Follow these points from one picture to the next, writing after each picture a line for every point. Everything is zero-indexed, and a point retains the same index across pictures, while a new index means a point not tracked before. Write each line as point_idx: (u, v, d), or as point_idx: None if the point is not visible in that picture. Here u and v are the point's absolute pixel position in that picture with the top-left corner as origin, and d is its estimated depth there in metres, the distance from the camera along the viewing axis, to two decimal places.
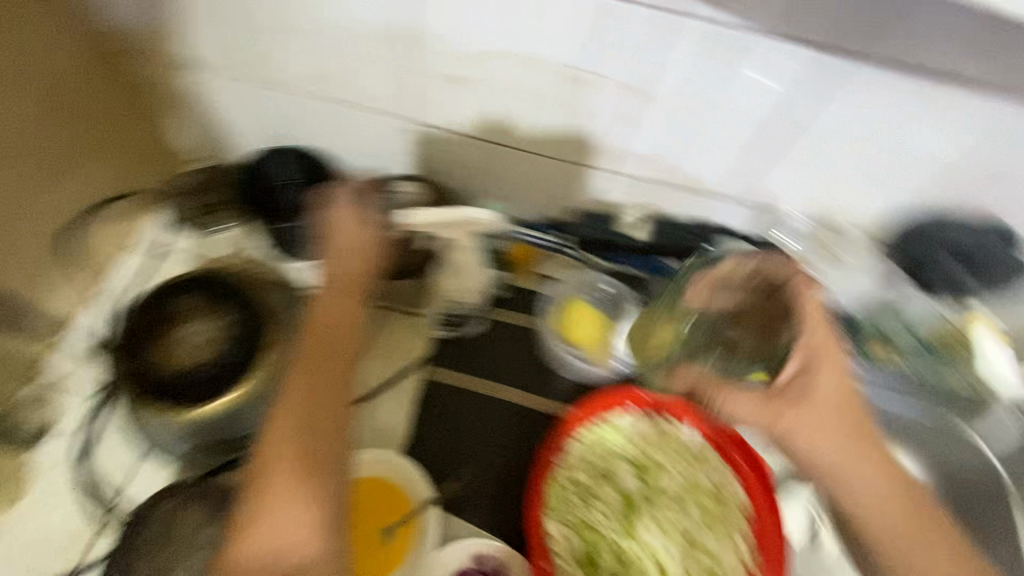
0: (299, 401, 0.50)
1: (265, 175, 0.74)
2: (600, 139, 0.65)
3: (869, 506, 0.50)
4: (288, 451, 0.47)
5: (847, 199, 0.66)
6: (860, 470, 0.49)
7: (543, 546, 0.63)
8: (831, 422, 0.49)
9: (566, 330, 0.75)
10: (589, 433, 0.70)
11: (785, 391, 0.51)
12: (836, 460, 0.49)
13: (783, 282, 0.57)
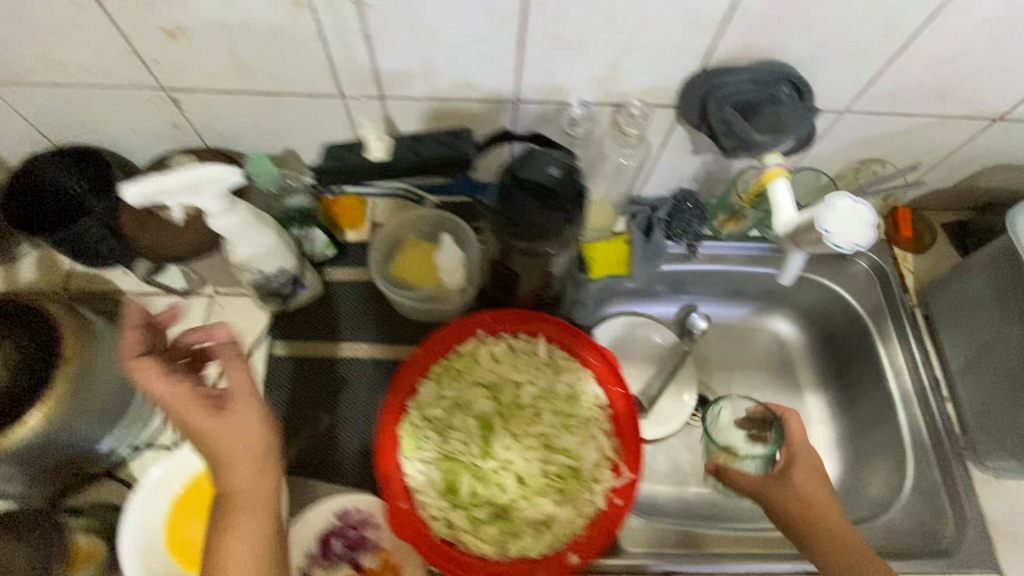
0: (241, 516, 0.49)
1: (49, 180, 0.71)
2: (358, 66, 0.61)
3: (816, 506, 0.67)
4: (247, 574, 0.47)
5: (625, 75, 0.62)
6: (814, 489, 0.69)
7: (400, 486, 0.63)
8: (811, 469, 0.71)
9: (402, 269, 0.73)
10: (438, 367, 0.71)
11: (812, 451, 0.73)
12: (802, 488, 0.69)
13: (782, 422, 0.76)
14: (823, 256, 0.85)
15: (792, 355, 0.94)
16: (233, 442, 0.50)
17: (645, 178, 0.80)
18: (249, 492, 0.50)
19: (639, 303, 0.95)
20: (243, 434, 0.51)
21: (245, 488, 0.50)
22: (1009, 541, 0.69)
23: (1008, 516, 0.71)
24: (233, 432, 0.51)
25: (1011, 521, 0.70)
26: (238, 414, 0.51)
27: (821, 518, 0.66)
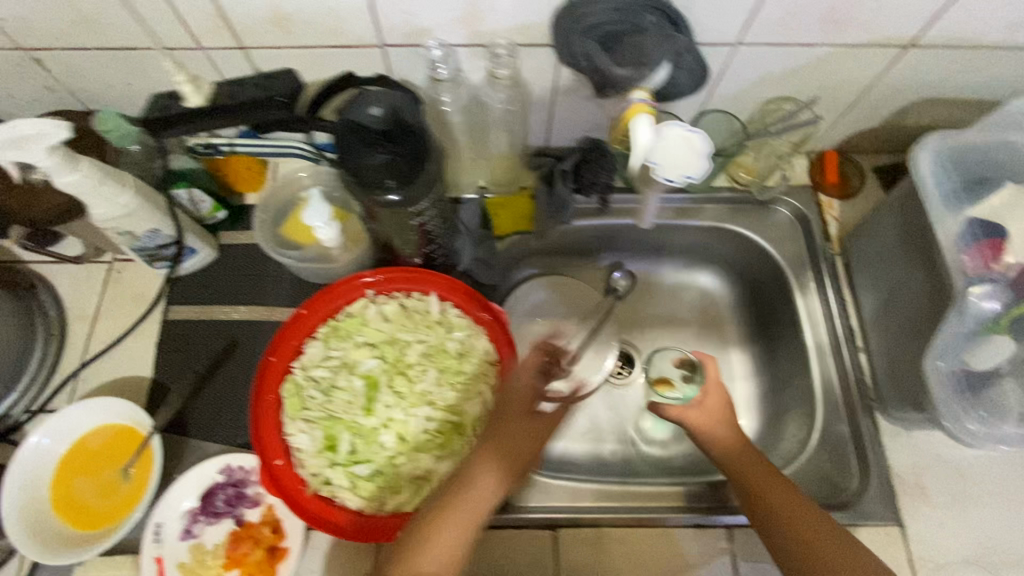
0: (489, 471, 0.56)
1: None
2: (204, 14, 0.58)
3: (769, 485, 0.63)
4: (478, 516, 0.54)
5: (486, 12, 0.58)
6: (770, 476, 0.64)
7: (279, 442, 0.64)
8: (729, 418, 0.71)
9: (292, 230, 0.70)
10: (324, 327, 0.69)
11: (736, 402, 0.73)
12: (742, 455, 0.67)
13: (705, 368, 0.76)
14: (740, 205, 0.82)
15: (719, 310, 0.91)
16: (512, 413, 0.60)
17: (547, 128, 0.77)
18: (507, 453, 0.58)
19: (561, 260, 0.93)
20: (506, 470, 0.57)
21: (522, 449, 0.59)
22: (912, 491, 0.67)
23: (913, 466, 0.69)
24: (508, 413, 0.61)
25: (917, 471, 0.68)
26: (525, 400, 0.61)
27: (765, 474, 0.64)
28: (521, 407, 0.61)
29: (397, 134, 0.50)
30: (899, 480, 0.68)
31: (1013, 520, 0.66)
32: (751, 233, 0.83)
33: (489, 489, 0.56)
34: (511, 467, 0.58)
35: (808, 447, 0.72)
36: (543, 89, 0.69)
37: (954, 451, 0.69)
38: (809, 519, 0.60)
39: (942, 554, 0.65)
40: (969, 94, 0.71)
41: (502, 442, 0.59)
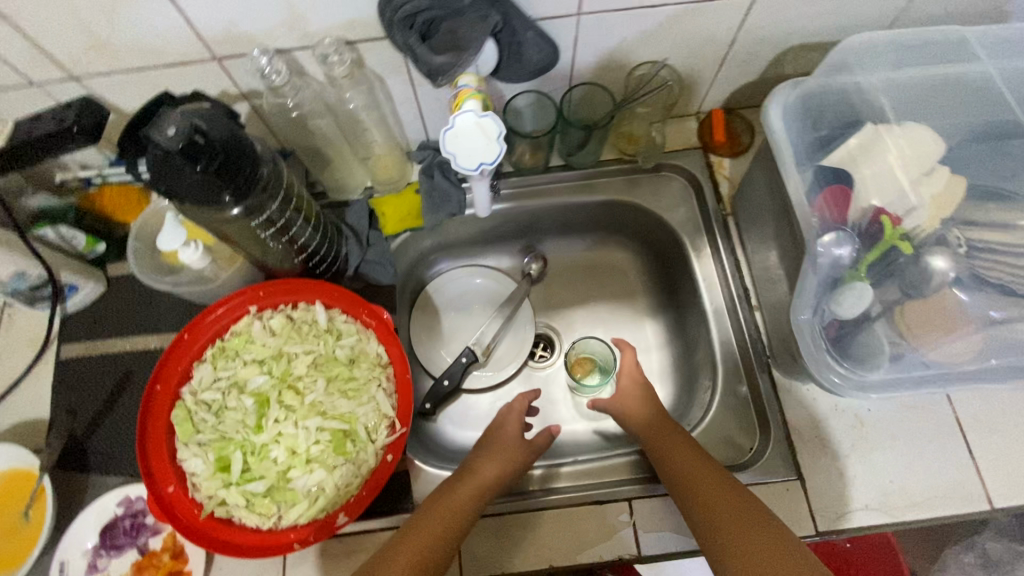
0: (494, 457, 0.67)
1: None
2: (21, 49, 0.57)
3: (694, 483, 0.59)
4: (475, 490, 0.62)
5: (305, 13, 0.57)
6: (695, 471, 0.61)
7: (170, 469, 0.64)
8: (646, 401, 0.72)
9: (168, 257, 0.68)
10: (212, 349, 0.69)
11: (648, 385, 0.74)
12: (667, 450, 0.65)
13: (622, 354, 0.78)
14: (631, 175, 0.81)
15: (631, 283, 0.90)
16: (510, 429, 0.72)
17: (419, 120, 0.76)
18: (509, 450, 0.68)
19: (470, 251, 0.92)
20: (511, 458, 0.68)
21: (517, 451, 0.69)
22: (813, 444, 0.67)
23: (813, 418, 0.68)
24: (502, 434, 0.72)
25: (816, 423, 0.68)
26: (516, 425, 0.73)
27: (697, 470, 0.61)
28: (514, 429, 0.73)
29: (207, 149, 0.50)
30: (799, 434, 0.68)
31: (912, 459, 0.66)
32: (647, 203, 0.81)
33: (491, 472, 0.65)
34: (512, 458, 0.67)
35: (712, 411, 0.72)
36: (397, 82, 0.68)
37: (852, 400, 0.69)
38: (721, 489, 0.58)
39: (845, 504, 0.65)
40: (830, 36, 0.70)
41: (505, 445, 0.69)
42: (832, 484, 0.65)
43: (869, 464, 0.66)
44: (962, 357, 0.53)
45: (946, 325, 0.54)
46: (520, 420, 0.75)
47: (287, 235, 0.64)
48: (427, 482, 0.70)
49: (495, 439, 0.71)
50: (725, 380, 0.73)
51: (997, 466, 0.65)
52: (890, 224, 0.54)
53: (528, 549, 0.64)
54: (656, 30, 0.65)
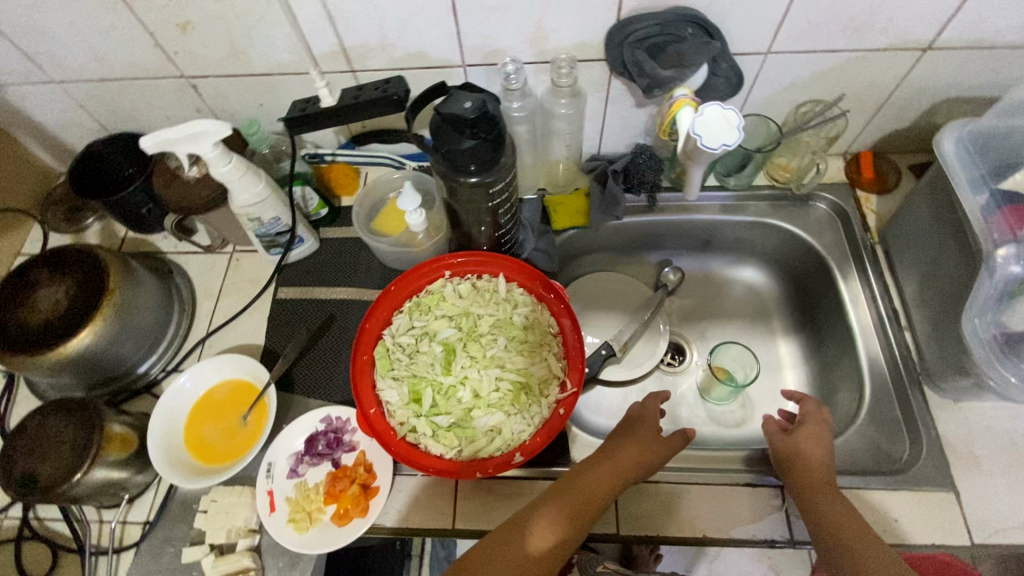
0: (630, 454, 0.68)
1: (104, 159, 0.85)
2: (329, 45, 0.74)
3: (846, 532, 0.60)
4: (598, 491, 0.64)
5: (549, 34, 0.71)
6: (848, 524, 0.60)
7: (371, 395, 0.73)
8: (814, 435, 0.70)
9: (385, 225, 0.83)
10: (410, 303, 0.81)
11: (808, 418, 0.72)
12: (817, 492, 0.64)
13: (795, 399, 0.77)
14: (778, 200, 0.90)
15: (764, 304, 0.96)
16: (646, 427, 0.72)
17: (599, 135, 0.89)
18: (648, 448, 0.69)
19: (613, 258, 1.02)
20: (642, 460, 0.68)
21: (649, 450, 0.69)
22: (968, 461, 0.69)
23: (965, 436, 0.70)
24: (638, 431, 0.72)
25: (969, 440, 0.70)
26: (650, 425, 0.73)
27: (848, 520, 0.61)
28: (651, 428, 0.72)
29: (492, 120, 0.62)
30: (950, 448, 0.70)
31: None
32: (793, 228, 0.89)
33: (626, 464, 0.67)
34: (644, 459, 0.68)
35: (856, 418, 0.77)
36: (596, 98, 0.81)
37: (1004, 423, 0.71)
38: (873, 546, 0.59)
39: (1002, 520, 0.66)
40: (990, 93, 0.78)
41: (639, 442, 0.69)
42: (987, 498, 0.67)
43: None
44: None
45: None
46: (655, 420, 0.74)
47: (499, 212, 0.76)
48: (581, 445, 0.78)
49: (632, 434, 0.71)
50: (872, 392, 0.76)
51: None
52: None
53: (678, 515, 0.69)
54: (830, 71, 0.76)
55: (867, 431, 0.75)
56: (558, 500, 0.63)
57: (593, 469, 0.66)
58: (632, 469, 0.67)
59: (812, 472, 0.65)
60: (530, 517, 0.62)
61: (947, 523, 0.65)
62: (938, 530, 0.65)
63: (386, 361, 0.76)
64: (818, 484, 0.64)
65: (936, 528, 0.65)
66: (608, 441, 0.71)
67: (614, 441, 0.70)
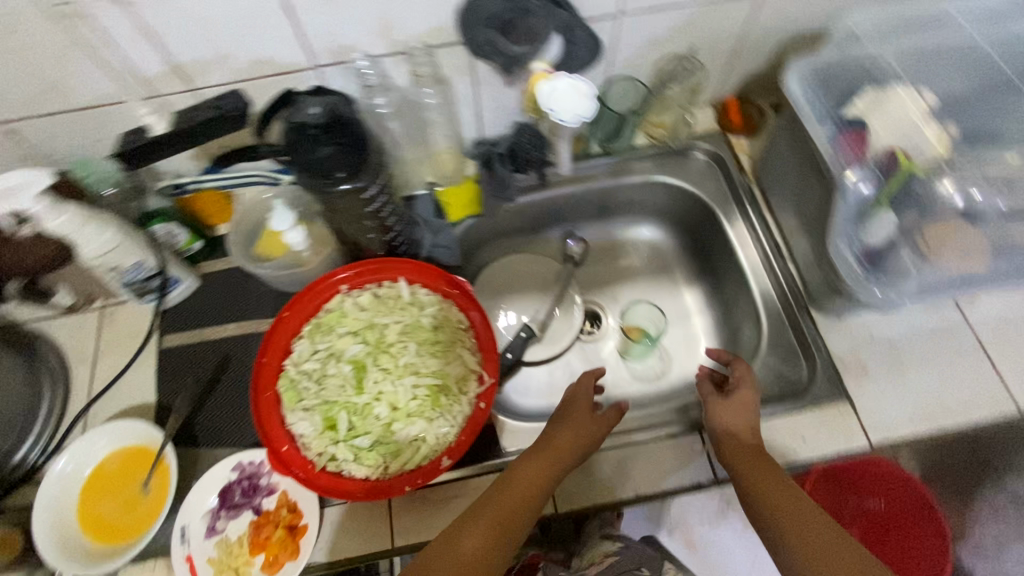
0: (563, 439, 0.66)
1: None
2: (157, 64, 0.67)
3: (774, 484, 0.58)
4: (534, 485, 0.61)
5: (396, 23, 0.68)
6: (774, 475, 0.59)
7: (282, 432, 0.70)
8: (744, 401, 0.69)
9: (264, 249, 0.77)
10: (309, 326, 0.76)
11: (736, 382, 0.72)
12: (746, 457, 0.62)
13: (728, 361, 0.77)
14: (660, 157, 0.92)
15: (666, 258, 1.00)
16: (579, 407, 0.71)
17: (477, 119, 0.87)
18: (581, 429, 0.68)
19: (517, 239, 1.01)
20: (575, 441, 0.67)
21: (583, 431, 0.68)
22: (857, 370, 0.74)
23: (853, 348, 0.76)
24: (571, 412, 0.71)
25: (856, 351, 0.76)
26: (584, 404, 0.72)
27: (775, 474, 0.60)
28: (584, 407, 0.72)
29: (341, 125, 0.61)
30: (841, 362, 0.75)
31: (945, 375, 0.74)
32: (678, 182, 0.92)
33: (562, 451, 0.65)
34: (579, 440, 0.67)
35: (759, 351, 0.81)
36: (464, 81, 0.79)
37: (882, 330, 0.77)
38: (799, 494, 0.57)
39: (891, 417, 0.72)
40: (825, 27, 0.83)
41: (574, 424, 0.69)
42: (877, 399, 0.73)
43: (908, 380, 0.74)
44: (988, 269, 0.64)
45: (966, 240, 0.64)
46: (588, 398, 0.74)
47: (382, 216, 0.73)
48: (511, 433, 0.76)
49: (568, 419, 0.70)
50: (771, 325, 0.81)
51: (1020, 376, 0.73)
52: (903, 159, 0.64)
53: (611, 479, 0.70)
54: (682, 26, 0.77)
55: (770, 361, 0.80)
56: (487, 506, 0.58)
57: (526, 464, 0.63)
58: (568, 454, 0.65)
59: (741, 443, 0.65)
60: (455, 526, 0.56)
61: (846, 431, 0.71)
62: (840, 440, 0.71)
63: (292, 393, 0.71)
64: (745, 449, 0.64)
65: (838, 437, 0.71)
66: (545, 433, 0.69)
67: (548, 428, 0.69)
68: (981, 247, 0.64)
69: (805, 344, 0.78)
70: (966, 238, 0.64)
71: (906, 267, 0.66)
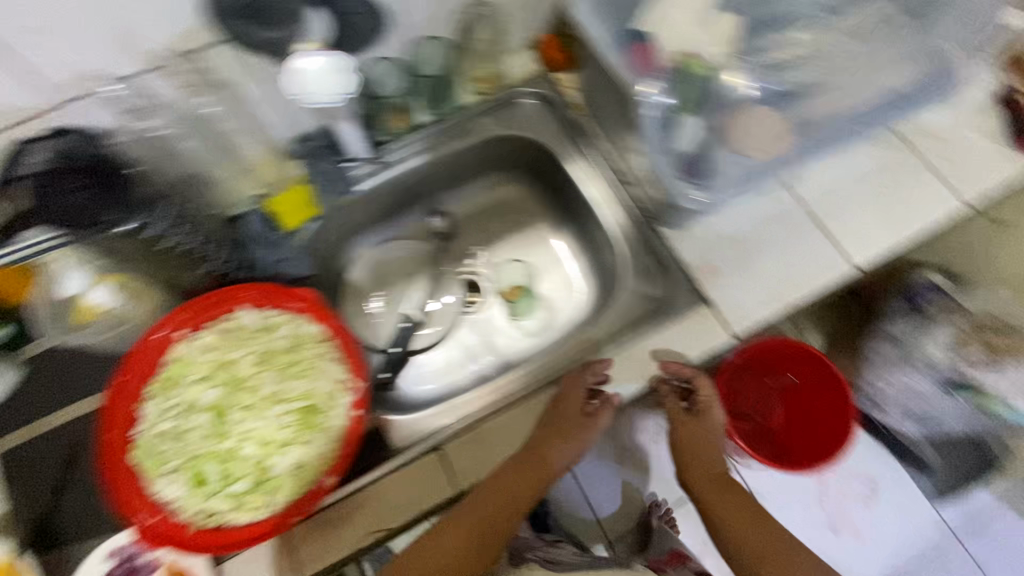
0: (549, 447, 0.69)
1: None
2: None
3: (733, 513, 0.76)
4: (508, 505, 0.67)
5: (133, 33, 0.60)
6: (735, 504, 0.77)
7: (146, 505, 0.64)
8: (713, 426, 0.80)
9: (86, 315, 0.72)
10: (154, 384, 0.69)
11: (699, 401, 0.78)
12: (715, 487, 0.78)
13: (693, 388, 0.77)
14: (490, 110, 0.90)
15: (529, 209, 0.99)
16: (569, 407, 0.71)
17: (284, 116, 0.81)
18: (563, 436, 0.70)
19: (376, 228, 0.96)
20: (557, 450, 0.70)
21: (564, 437, 0.70)
22: (712, 271, 0.77)
23: (701, 252, 0.78)
24: (558, 414, 0.71)
25: (705, 254, 0.78)
26: (575, 406, 0.71)
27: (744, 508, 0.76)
28: (574, 408, 0.71)
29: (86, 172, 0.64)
30: (693, 269, 0.77)
31: (786, 253, 0.78)
32: (514, 131, 0.90)
33: (546, 462, 0.69)
34: (561, 449, 0.70)
35: (623, 277, 0.83)
36: (249, 80, 0.73)
37: (727, 227, 0.79)
38: (755, 520, 0.75)
39: (746, 306, 0.76)
40: None
41: (561, 431, 0.70)
42: (728, 291, 0.76)
43: (754, 268, 0.77)
44: (788, 149, 0.67)
45: (763, 127, 0.66)
46: (581, 395, 0.72)
47: None
48: (402, 427, 0.75)
49: (556, 414, 0.71)
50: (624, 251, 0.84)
51: (846, 238, 0.78)
52: (692, 63, 0.65)
53: (503, 443, 0.71)
54: None
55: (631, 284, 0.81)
56: (460, 515, 0.67)
57: (503, 475, 0.68)
58: (549, 464, 0.69)
59: (704, 467, 0.79)
60: (428, 538, 0.67)
61: (703, 329, 0.75)
62: (699, 338, 0.75)
63: (149, 460, 0.66)
64: (726, 489, 0.78)
65: (698, 339, 0.75)
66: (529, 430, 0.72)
67: (535, 428, 0.72)
68: (780, 131, 0.67)
69: (656, 259, 0.81)
70: (761, 126, 0.67)
71: (717, 172, 0.68)
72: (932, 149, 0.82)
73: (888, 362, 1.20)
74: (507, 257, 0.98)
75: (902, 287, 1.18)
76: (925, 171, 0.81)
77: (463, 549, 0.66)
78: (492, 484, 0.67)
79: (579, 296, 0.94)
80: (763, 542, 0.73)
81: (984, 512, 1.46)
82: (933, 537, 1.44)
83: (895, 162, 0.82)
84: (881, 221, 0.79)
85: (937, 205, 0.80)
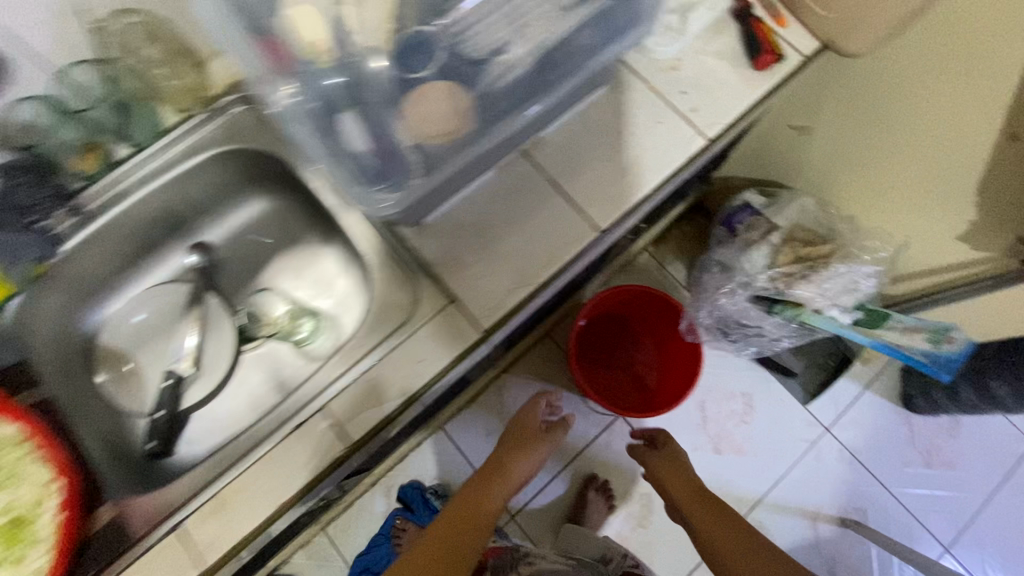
0: (520, 458, 1.10)
1: None
2: None
3: (708, 522, 0.99)
4: (490, 497, 0.99)
5: None
6: (710, 513, 1.01)
7: None
8: (679, 464, 1.14)
9: None
10: None
11: (659, 435, 1.21)
12: (694, 505, 1.05)
13: (652, 433, 1.24)
14: (197, 125, 0.80)
15: (293, 225, 0.90)
16: (527, 429, 1.16)
17: None
18: (530, 449, 1.12)
19: (122, 281, 0.86)
20: (526, 460, 1.11)
21: (530, 448, 1.12)
22: (456, 264, 0.71)
23: (443, 245, 0.72)
24: (525, 432, 1.15)
25: (445, 246, 0.72)
26: (530, 429, 1.16)
27: (700, 499, 1.05)
28: (532, 427, 1.16)
29: None
30: (435, 265, 0.71)
31: (530, 227, 0.73)
32: (234, 144, 0.81)
33: (517, 467, 1.09)
34: (529, 456, 1.11)
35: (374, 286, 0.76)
36: None
37: (468, 211, 0.73)
38: (710, 512, 1.02)
39: (494, 293, 0.71)
40: None
41: (524, 448, 1.12)
42: (464, 279, 0.71)
43: (493, 249, 0.72)
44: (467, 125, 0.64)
45: (435, 106, 0.60)
46: (537, 418, 1.18)
47: None
48: (143, 509, 0.68)
49: (518, 433, 1.16)
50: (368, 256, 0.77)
51: (585, 197, 0.74)
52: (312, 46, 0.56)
53: (250, 506, 0.64)
54: None
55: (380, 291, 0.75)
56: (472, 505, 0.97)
57: (492, 485, 1.03)
58: (521, 469, 1.09)
59: (683, 485, 1.09)
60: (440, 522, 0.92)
61: (447, 327, 0.70)
62: (453, 337, 0.70)
63: None
64: (700, 499, 1.05)
65: (449, 338, 0.70)
66: (501, 460, 1.10)
67: (506, 448, 1.13)
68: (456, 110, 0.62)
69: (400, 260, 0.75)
70: (434, 109, 0.60)
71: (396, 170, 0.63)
72: (670, 83, 0.78)
73: (712, 285, 1.22)
74: (279, 290, 0.89)
75: (722, 214, 1.21)
76: (662, 109, 0.77)
77: (467, 524, 0.91)
78: (467, 496, 0.99)
79: (358, 309, 0.86)
80: (730, 538, 0.95)
81: (853, 402, 1.53)
82: (810, 437, 1.52)
83: (632, 104, 0.78)
84: (619, 171, 0.75)
85: (675, 142, 0.76)
